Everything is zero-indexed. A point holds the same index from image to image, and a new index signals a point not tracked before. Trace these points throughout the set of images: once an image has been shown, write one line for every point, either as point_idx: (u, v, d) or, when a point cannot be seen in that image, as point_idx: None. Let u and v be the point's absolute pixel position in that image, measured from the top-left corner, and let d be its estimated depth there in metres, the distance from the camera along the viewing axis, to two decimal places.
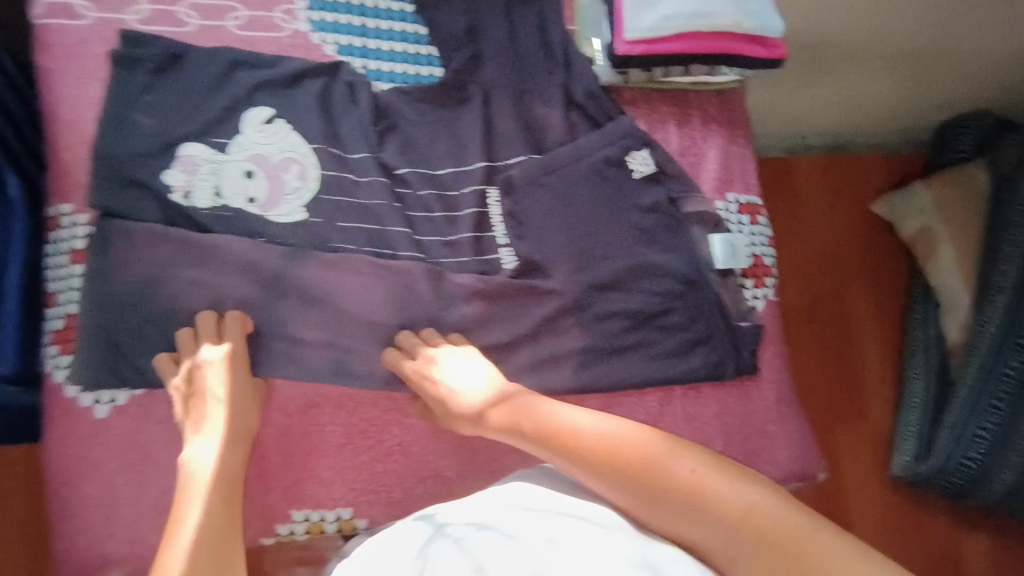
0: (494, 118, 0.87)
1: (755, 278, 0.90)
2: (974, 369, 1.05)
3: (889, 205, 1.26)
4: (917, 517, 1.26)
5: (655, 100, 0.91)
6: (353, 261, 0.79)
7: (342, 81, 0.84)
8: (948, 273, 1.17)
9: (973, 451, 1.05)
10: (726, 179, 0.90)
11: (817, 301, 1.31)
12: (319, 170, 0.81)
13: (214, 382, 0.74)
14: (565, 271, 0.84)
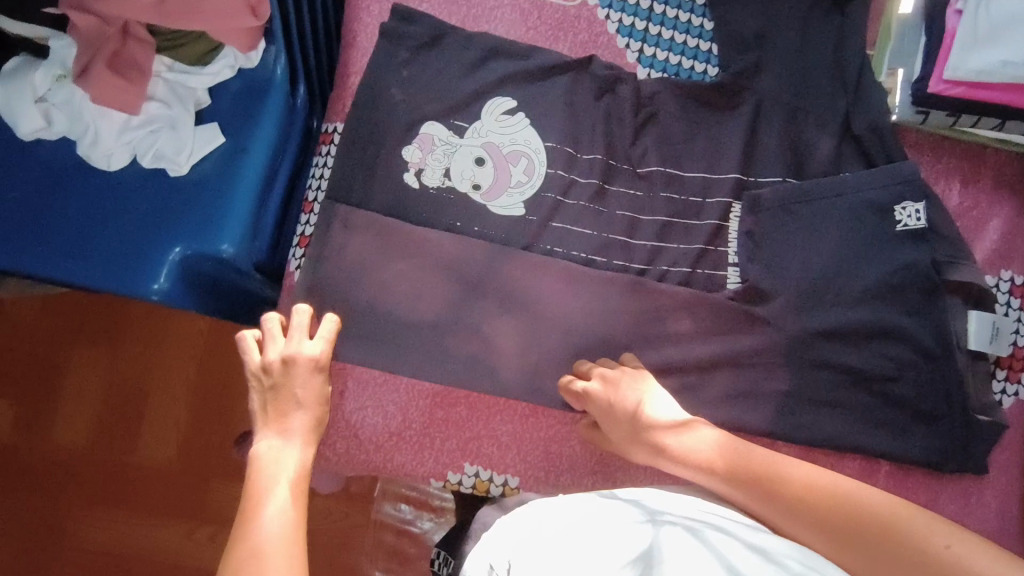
0: (761, 132, 0.83)
1: (1009, 369, 0.80)
2: None
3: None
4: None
5: (946, 149, 0.83)
6: (559, 267, 0.78)
7: (592, 76, 0.83)
8: None
9: None
10: (1005, 254, 0.80)
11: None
12: (546, 168, 0.80)
13: (298, 382, 0.66)
14: (793, 308, 0.78)
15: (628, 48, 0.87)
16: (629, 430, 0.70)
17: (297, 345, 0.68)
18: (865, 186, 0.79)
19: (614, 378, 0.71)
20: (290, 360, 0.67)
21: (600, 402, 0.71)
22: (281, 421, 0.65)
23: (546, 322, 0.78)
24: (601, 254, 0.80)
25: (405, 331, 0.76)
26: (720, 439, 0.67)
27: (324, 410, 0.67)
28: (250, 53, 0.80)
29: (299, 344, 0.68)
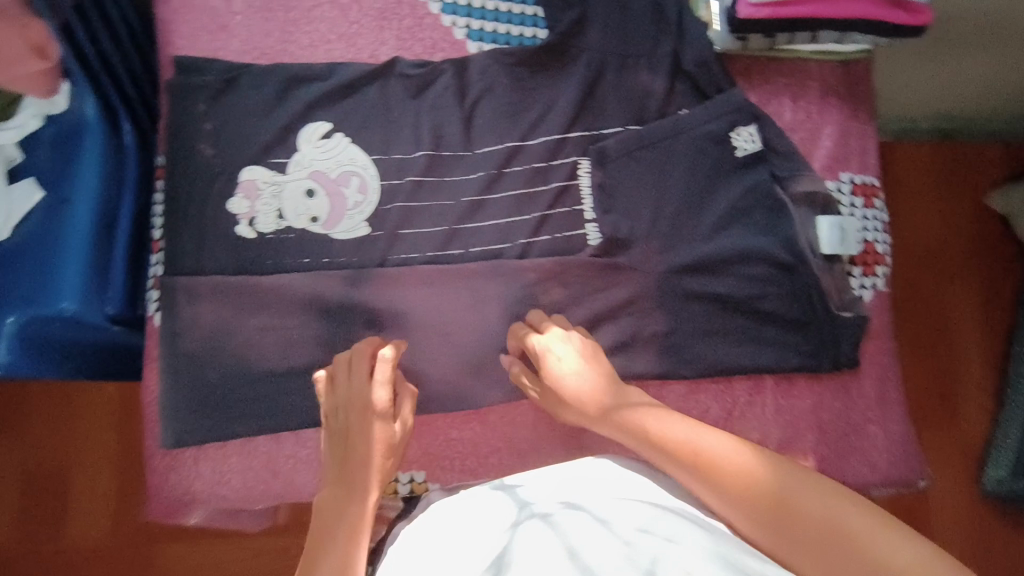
0: (597, 86, 0.85)
1: (865, 266, 0.84)
2: None
3: (1006, 202, 1.18)
4: (1006, 536, 1.18)
5: (774, 69, 0.86)
6: (417, 273, 0.80)
7: (396, 77, 0.82)
8: None
9: None
10: (841, 158, 0.85)
11: (905, 306, 1.22)
12: (378, 182, 0.81)
13: (355, 427, 0.71)
14: (657, 249, 0.82)
15: (454, 25, 0.85)
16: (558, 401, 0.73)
17: (345, 389, 0.72)
18: (704, 125, 0.84)
19: (533, 353, 0.74)
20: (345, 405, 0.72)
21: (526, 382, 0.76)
22: (344, 468, 0.70)
23: (433, 309, 0.80)
24: (465, 235, 0.81)
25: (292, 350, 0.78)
26: (650, 410, 0.67)
27: (386, 451, 0.71)
28: (52, 98, 0.75)
29: (350, 390, 0.72)
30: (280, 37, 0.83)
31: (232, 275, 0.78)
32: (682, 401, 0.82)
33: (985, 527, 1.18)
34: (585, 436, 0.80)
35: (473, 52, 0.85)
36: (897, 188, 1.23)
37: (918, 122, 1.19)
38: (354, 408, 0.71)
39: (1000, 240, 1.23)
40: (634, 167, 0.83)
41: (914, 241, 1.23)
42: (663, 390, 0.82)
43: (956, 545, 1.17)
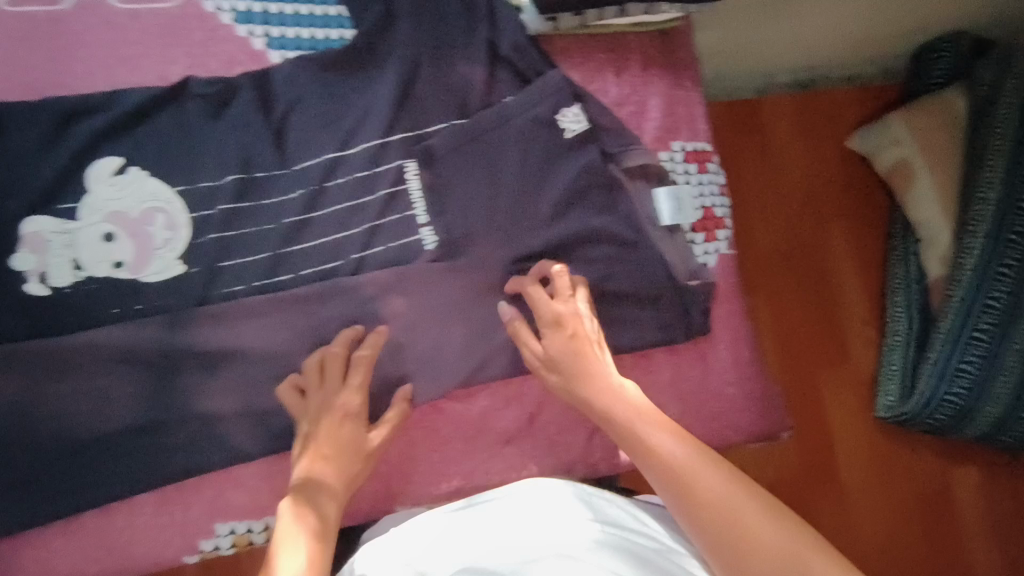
0: (415, 82, 0.81)
1: (707, 232, 0.85)
2: (958, 301, 1.06)
3: (864, 141, 1.22)
4: (900, 454, 1.24)
5: (593, 45, 0.85)
6: (244, 307, 0.74)
7: (192, 96, 0.76)
8: (927, 206, 1.14)
9: (957, 385, 1.06)
10: (671, 127, 0.86)
11: (785, 252, 1.25)
12: (187, 214, 0.74)
13: (337, 427, 0.73)
14: (498, 245, 0.80)
15: (251, 36, 0.79)
16: (559, 370, 0.74)
17: (332, 391, 0.74)
18: (530, 111, 0.82)
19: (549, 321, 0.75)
20: (330, 404, 0.73)
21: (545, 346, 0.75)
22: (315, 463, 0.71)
23: (269, 341, 0.75)
24: (293, 259, 0.76)
25: (113, 410, 0.71)
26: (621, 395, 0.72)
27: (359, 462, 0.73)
28: None
29: (336, 391, 0.74)
30: (50, 68, 0.74)
31: (27, 340, 0.70)
32: (543, 395, 0.80)
33: (880, 448, 1.24)
34: (449, 445, 0.79)
35: (276, 62, 0.79)
36: (760, 141, 1.25)
37: (776, 77, 1.24)
38: (335, 408, 0.73)
39: (862, 177, 1.28)
40: (465, 164, 0.81)
41: (784, 188, 1.26)
42: (524, 386, 0.80)
43: (857, 470, 1.23)
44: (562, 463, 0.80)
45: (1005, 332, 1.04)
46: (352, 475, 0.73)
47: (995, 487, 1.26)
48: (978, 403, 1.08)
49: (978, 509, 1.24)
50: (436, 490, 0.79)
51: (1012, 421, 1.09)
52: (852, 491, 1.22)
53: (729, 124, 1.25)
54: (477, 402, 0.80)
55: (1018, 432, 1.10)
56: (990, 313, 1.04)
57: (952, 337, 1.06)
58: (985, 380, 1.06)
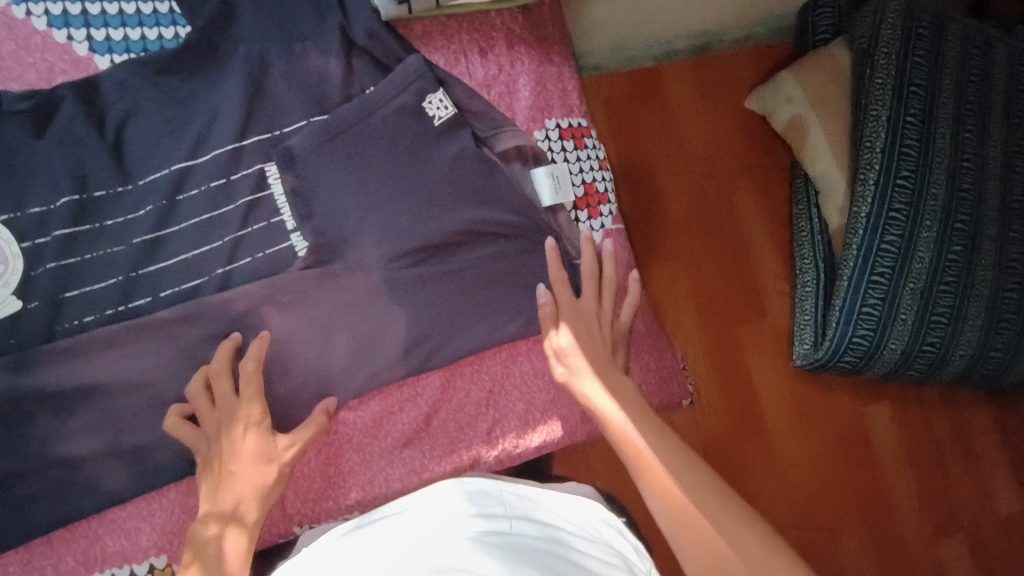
0: (265, 80, 0.76)
1: (590, 208, 0.84)
2: (856, 247, 1.08)
3: (759, 101, 1.22)
4: (822, 402, 1.25)
5: (454, 28, 0.83)
6: (96, 338, 0.68)
7: (8, 113, 0.68)
8: (822, 158, 1.16)
9: (863, 327, 1.08)
10: (543, 106, 0.84)
11: (693, 215, 1.25)
12: (17, 245, 0.67)
13: (235, 443, 0.66)
14: (374, 243, 0.76)
15: (72, 40, 0.73)
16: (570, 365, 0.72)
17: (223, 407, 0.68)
18: (394, 100, 0.78)
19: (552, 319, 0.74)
20: (223, 423, 0.67)
21: (559, 344, 0.73)
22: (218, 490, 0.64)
23: (133, 372, 0.69)
24: (147, 281, 0.71)
25: None
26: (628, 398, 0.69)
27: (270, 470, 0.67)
28: None
29: (227, 406, 0.68)
30: None
31: None
32: (439, 392, 0.78)
33: (801, 398, 1.25)
34: (343, 456, 0.75)
35: (104, 67, 0.73)
36: (659, 108, 1.25)
37: (672, 42, 1.23)
38: (235, 422, 0.67)
39: (761, 135, 1.29)
40: (330, 161, 0.76)
41: (687, 152, 1.26)
42: (418, 386, 0.78)
43: (781, 422, 1.23)
44: (463, 462, 0.77)
45: (899, 273, 1.07)
46: (263, 499, 0.66)
47: (912, 423, 1.27)
48: (883, 342, 1.09)
49: (899, 445, 1.26)
50: (333, 506, 0.74)
51: (916, 355, 1.11)
52: (777, 443, 1.23)
53: (626, 94, 1.24)
54: (370, 408, 0.77)
55: (923, 366, 1.12)
56: (886, 256, 1.07)
57: (854, 285, 1.08)
58: (886, 321, 1.08)
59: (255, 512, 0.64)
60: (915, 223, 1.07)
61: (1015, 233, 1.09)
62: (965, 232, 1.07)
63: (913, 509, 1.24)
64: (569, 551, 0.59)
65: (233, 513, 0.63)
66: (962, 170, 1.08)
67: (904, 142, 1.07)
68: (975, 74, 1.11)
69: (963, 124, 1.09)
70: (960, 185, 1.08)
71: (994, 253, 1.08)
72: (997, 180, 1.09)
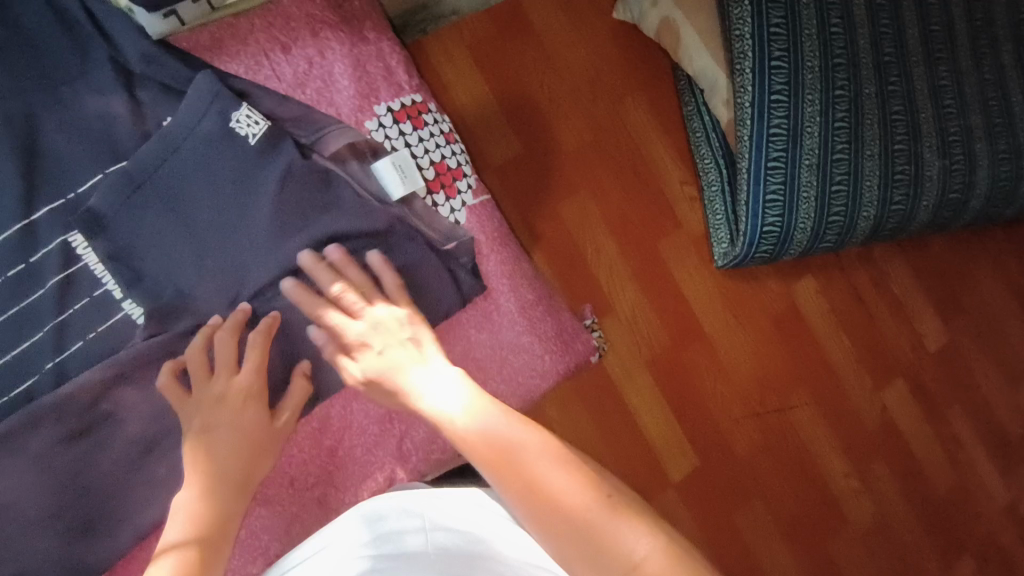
0: (38, 140, 0.67)
1: (445, 189, 0.78)
2: (748, 138, 1.03)
3: (627, 10, 1.17)
4: (754, 292, 1.24)
5: (244, 27, 0.74)
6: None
7: None
8: (699, 54, 1.09)
9: (771, 215, 1.05)
10: (368, 91, 0.77)
11: (587, 141, 1.19)
12: None
13: (234, 421, 0.62)
14: (220, 291, 0.69)
15: None
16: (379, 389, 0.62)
17: (225, 375, 0.64)
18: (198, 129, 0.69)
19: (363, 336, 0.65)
20: (221, 392, 0.63)
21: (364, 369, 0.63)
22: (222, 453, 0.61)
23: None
24: None
25: None
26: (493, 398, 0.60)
27: (266, 462, 0.63)
28: None
29: (230, 375, 0.64)
30: None
31: None
32: (338, 422, 0.74)
33: (732, 294, 1.23)
34: (252, 515, 0.70)
35: None
36: (528, 40, 1.17)
37: None
38: (232, 398, 0.63)
39: (640, 43, 1.21)
40: (144, 210, 0.68)
41: (567, 79, 1.18)
42: (315, 420, 0.73)
43: (719, 322, 1.22)
44: (380, 484, 0.74)
45: (793, 153, 1.03)
46: (224, 511, 0.59)
47: (839, 292, 1.28)
48: (794, 224, 1.06)
49: (832, 315, 1.27)
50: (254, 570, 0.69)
51: (826, 228, 1.07)
52: (719, 344, 1.22)
53: (492, 33, 1.15)
54: None
55: (835, 235, 1.09)
56: (777, 139, 1.03)
57: (754, 175, 1.04)
58: (792, 203, 1.04)
59: (205, 526, 0.58)
60: (798, 98, 1.03)
61: (892, 83, 1.07)
62: (846, 96, 1.05)
63: (853, 370, 1.27)
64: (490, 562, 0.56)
65: (173, 537, 0.57)
66: (831, 36, 1.04)
67: (770, 22, 1.01)
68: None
69: None
70: (833, 53, 1.04)
71: (877, 110, 1.06)
72: (865, 38, 1.06)
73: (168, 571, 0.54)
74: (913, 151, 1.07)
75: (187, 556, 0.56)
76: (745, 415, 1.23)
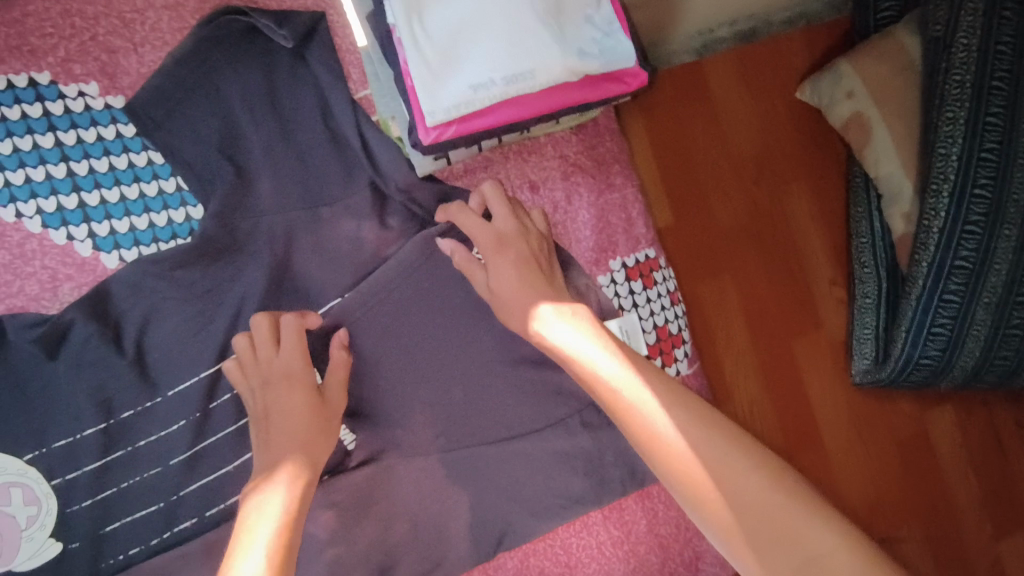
0: (291, 256, 0.67)
1: (663, 355, 0.75)
2: (924, 266, 0.86)
3: (814, 92, 0.98)
4: (882, 412, 1.08)
5: (499, 162, 0.72)
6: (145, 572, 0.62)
7: (17, 339, 0.61)
8: (887, 157, 0.91)
9: (931, 351, 0.88)
10: (607, 243, 0.74)
11: (737, 222, 1.06)
12: (47, 482, 0.62)
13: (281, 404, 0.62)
14: (435, 432, 0.70)
15: (73, 239, 0.63)
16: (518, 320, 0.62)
17: (270, 358, 0.63)
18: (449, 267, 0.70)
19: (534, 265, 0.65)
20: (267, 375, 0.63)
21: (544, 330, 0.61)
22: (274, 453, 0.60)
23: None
24: (189, 501, 0.65)
25: None
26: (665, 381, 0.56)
27: (321, 440, 0.62)
28: None
29: (274, 358, 0.63)
30: None
31: None
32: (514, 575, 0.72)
33: (859, 412, 1.08)
34: None
35: (115, 268, 0.64)
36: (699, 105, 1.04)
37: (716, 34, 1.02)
38: (278, 380, 0.63)
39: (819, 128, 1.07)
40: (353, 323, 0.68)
41: (732, 152, 1.05)
42: (492, 569, 0.72)
43: (841, 438, 1.07)
44: None
45: (976, 287, 0.84)
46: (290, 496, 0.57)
47: (977, 430, 1.07)
48: (955, 362, 0.89)
49: (969, 458, 1.07)
50: None
51: (990, 371, 0.89)
52: (834, 459, 1.07)
53: (665, 96, 1.03)
54: None
55: (997, 379, 0.91)
56: (961, 273, 0.84)
57: (922, 305, 0.86)
58: (958, 341, 0.87)
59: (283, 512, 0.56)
60: (1000, 232, 0.82)
61: None
62: None
63: (982, 520, 1.06)
64: None
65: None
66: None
67: (984, 143, 0.80)
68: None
69: None
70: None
71: None
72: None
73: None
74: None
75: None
76: None
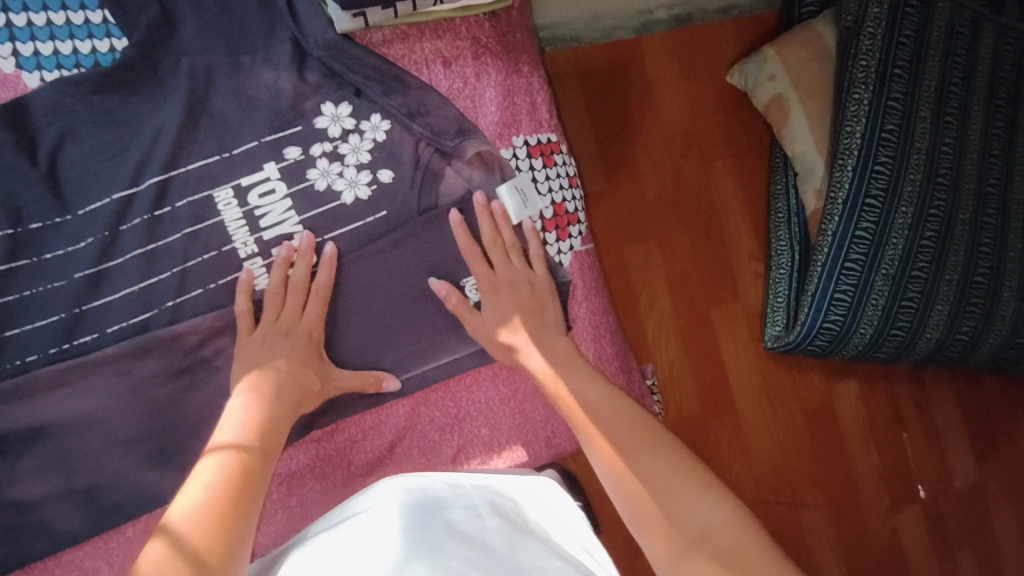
0: (209, 96, 0.71)
1: (558, 229, 0.83)
2: (830, 236, 0.97)
3: (741, 75, 1.09)
4: (793, 379, 1.15)
5: (415, 35, 0.78)
6: (41, 379, 0.65)
7: None
8: (802, 138, 1.04)
9: (834, 314, 0.99)
10: (510, 121, 0.81)
11: (668, 192, 1.12)
12: None
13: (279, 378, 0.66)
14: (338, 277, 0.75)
15: None
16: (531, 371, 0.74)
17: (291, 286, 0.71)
18: (364, 126, 0.75)
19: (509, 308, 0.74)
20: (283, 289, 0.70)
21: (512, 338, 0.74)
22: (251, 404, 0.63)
23: (82, 412, 0.67)
24: (92, 318, 0.68)
25: None
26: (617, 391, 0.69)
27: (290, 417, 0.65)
28: None
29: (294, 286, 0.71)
30: None
31: None
32: (406, 422, 0.77)
33: (772, 378, 1.14)
34: (306, 487, 0.74)
35: (33, 87, 0.68)
36: (636, 79, 1.11)
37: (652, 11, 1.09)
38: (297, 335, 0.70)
39: (743, 111, 1.16)
40: (262, 174, 0.72)
41: (665, 129, 1.13)
42: (384, 414, 0.77)
43: (753, 400, 1.13)
44: None
45: (872, 259, 0.97)
46: (265, 428, 0.62)
47: (881, 403, 1.17)
48: (854, 326, 1.00)
49: (870, 425, 1.17)
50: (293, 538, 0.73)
51: (883, 340, 1.02)
52: (745, 422, 1.12)
53: (606, 67, 1.09)
54: (335, 437, 0.76)
55: (891, 349, 1.03)
56: (860, 244, 0.97)
57: (828, 271, 0.98)
58: (857, 308, 0.99)
59: (258, 435, 0.60)
60: (891, 210, 0.96)
61: (988, 215, 0.97)
62: (939, 218, 0.97)
63: (876, 486, 1.15)
64: (539, 533, 0.55)
65: (229, 438, 0.59)
66: (940, 154, 0.97)
67: (883, 127, 0.96)
68: (962, 52, 0.98)
69: (946, 106, 0.97)
70: (937, 171, 0.97)
71: (966, 238, 0.97)
72: (975, 163, 0.97)
73: (217, 465, 0.56)
74: (993, 287, 0.97)
75: (236, 455, 0.57)
76: (754, 497, 1.11)
